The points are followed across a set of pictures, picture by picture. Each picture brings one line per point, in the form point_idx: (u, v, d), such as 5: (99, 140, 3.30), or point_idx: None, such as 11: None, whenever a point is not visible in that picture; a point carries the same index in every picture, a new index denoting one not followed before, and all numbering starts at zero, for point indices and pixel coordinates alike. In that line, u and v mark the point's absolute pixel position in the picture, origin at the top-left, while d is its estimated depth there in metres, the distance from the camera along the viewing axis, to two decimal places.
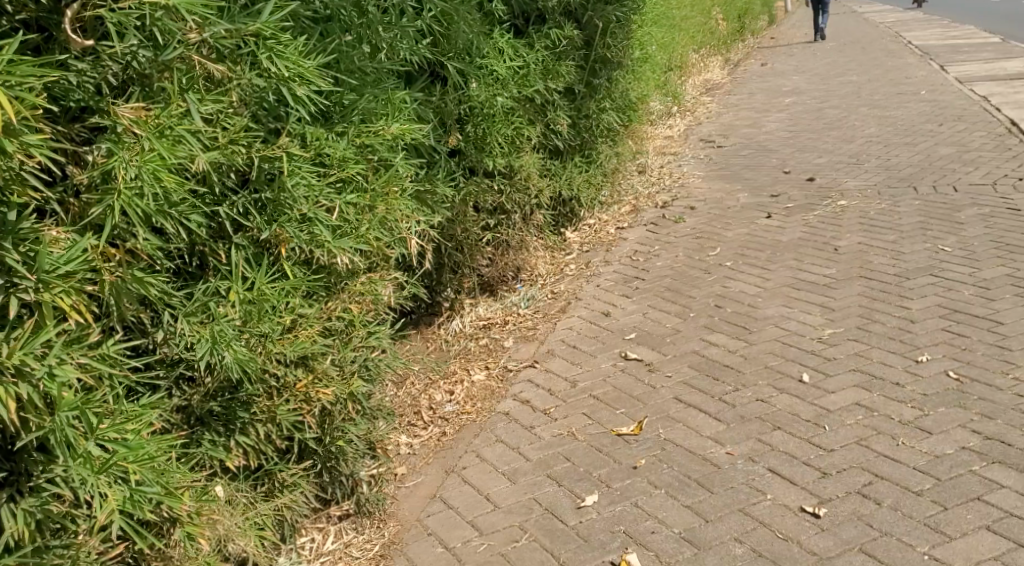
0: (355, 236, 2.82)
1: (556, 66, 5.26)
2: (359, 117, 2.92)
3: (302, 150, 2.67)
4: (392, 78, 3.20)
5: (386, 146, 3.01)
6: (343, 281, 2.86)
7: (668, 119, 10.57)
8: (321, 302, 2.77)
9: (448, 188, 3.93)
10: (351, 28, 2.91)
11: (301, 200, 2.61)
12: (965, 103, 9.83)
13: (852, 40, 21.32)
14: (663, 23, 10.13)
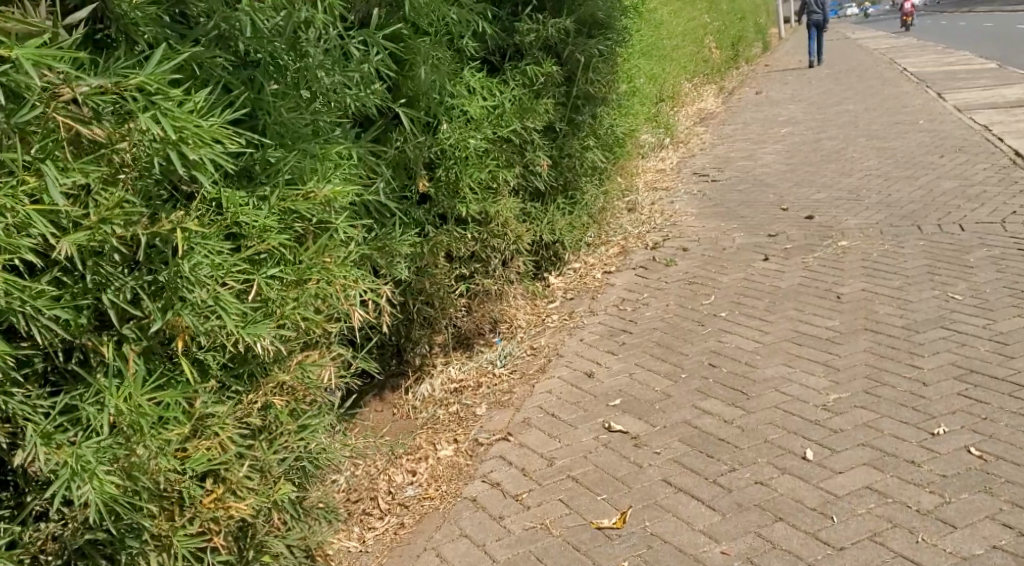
0: (278, 317, 2.57)
1: (535, 103, 4.95)
2: (286, 177, 2.64)
3: (208, 224, 2.35)
4: (334, 129, 2.93)
5: (321, 212, 2.70)
6: (268, 370, 2.62)
7: (660, 152, 10.27)
8: (241, 395, 2.54)
9: (405, 242, 3.63)
10: (284, 74, 2.66)
11: (202, 281, 2.29)
12: (967, 133, 9.54)
13: (847, 67, 21.13)
14: (653, 54, 9.86)
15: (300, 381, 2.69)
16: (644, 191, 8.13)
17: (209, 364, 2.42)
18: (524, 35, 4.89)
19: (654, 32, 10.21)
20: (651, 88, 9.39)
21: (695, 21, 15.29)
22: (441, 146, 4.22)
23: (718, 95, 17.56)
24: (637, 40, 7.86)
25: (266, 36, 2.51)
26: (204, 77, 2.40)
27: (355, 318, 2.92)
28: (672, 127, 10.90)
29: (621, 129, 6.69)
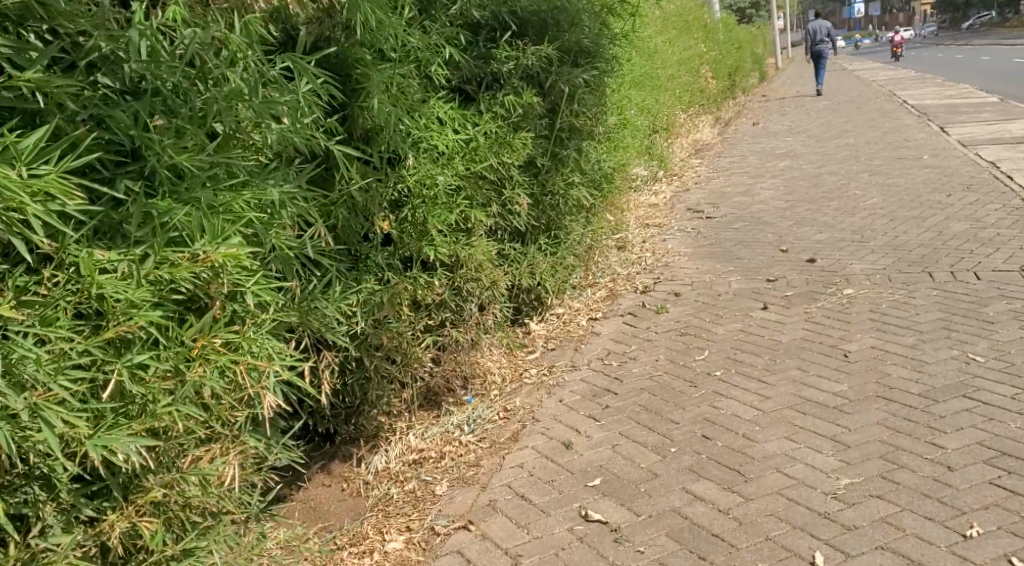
0: (143, 423, 2.31)
1: (512, 137, 4.53)
2: (172, 234, 2.40)
3: (49, 299, 2.13)
4: (251, 172, 2.65)
5: (207, 278, 2.45)
6: (134, 489, 2.37)
7: (653, 185, 9.90)
8: (100, 518, 2.31)
9: (339, 308, 3.25)
10: (184, 106, 2.42)
11: (27, 370, 2.03)
12: (973, 171, 9.19)
13: (847, 98, 20.87)
14: (645, 85, 9.52)
15: (185, 496, 2.47)
16: (635, 228, 7.73)
17: (55, 477, 2.15)
18: (501, 63, 4.51)
19: (647, 61, 9.87)
20: (644, 119, 9.04)
21: (690, 50, 14.99)
22: (406, 183, 3.77)
23: (714, 126, 17.24)
24: (628, 70, 7.51)
25: (165, 59, 2.34)
26: (64, 110, 2.19)
27: (265, 403, 2.70)
28: (666, 160, 10.53)
29: (610, 164, 6.30)
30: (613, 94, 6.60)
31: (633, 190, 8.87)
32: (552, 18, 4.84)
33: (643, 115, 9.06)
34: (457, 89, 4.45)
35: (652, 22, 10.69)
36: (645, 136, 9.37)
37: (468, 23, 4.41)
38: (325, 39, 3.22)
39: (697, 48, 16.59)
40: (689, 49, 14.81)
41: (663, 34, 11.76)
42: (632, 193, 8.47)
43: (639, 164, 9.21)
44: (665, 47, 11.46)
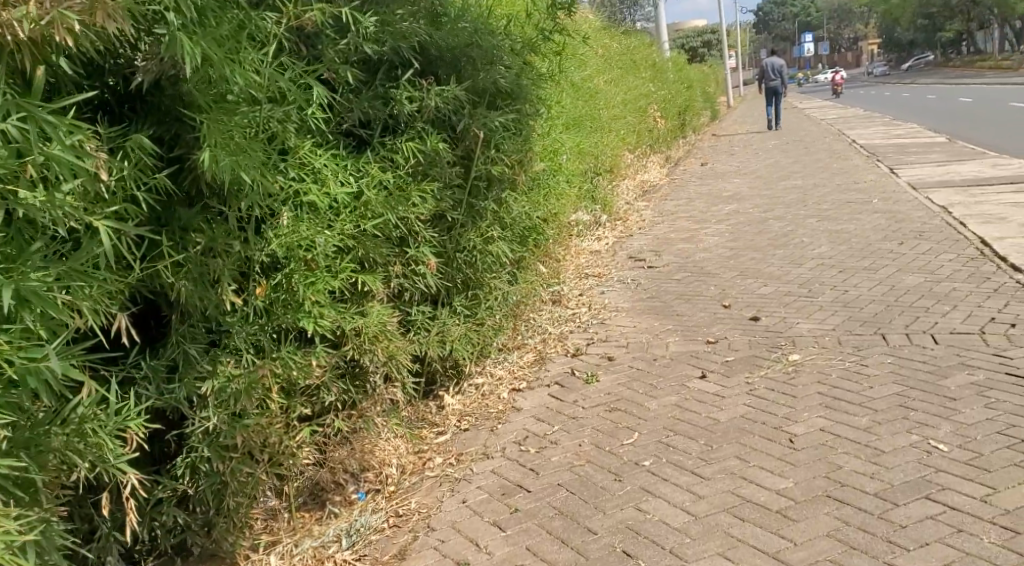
0: None
1: (411, 188, 3.96)
2: None
3: None
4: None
5: None
6: None
7: (594, 229, 9.37)
8: None
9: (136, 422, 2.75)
10: None
11: None
12: (924, 216, 8.92)
13: (796, 137, 20.78)
14: (583, 126, 9.06)
15: None
16: (571, 279, 7.18)
17: None
18: (402, 105, 3.98)
19: (586, 102, 9.44)
20: (582, 163, 8.55)
21: (636, 89, 14.63)
22: (276, 247, 3.28)
23: (663, 166, 16.87)
24: (562, 113, 7.05)
25: None
26: None
27: None
28: (608, 203, 10.04)
29: (538, 215, 5.77)
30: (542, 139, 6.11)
31: (571, 236, 8.34)
32: (463, 55, 4.37)
33: (582, 158, 8.58)
34: (349, 133, 3.91)
35: (591, 60, 10.30)
36: (584, 180, 8.89)
37: (359, 60, 3.92)
38: (167, 80, 2.76)
39: (644, 86, 16.28)
40: (635, 88, 14.46)
41: (605, 73, 11.37)
42: (569, 239, 7.93)
43: (578, 207, 8.68)
44: (607, 87, 11.06)
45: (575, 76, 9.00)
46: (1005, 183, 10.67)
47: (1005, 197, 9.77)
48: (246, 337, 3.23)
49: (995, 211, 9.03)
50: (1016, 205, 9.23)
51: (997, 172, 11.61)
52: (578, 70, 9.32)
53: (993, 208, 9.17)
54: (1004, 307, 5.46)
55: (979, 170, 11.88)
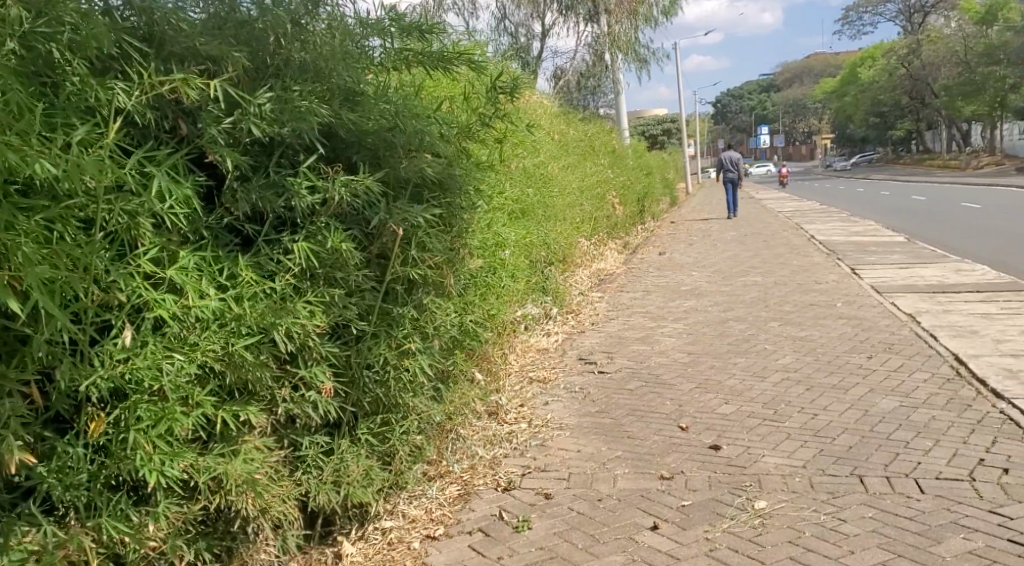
0: None
1: (292, 299, 3.29)
2: None
3: None
4: None
5: None
6: None
7: (543, 323, 8.69)
8: None
9: None
10: None
11: None
12: (891, 325, 8.42)
13: (755, 229, 20.53)
14: (533, 215, 8.48)
15: None
16: (513, 384, 6.45)
17: None
18: (302, 197, 3.31)
19: (538, 189, 8.87)
20: (531, 254, 7.92)
21: (594, 175, 14.19)
22: (106, 377, 2.59)
23: (621, 253, 16.36)
24: (506, 202, 6.44)
25: None
26: None
27: None
28: (559, 296, 9.40)
29: (472, 320, 5.08)
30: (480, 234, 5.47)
31: (517, 334, 7.64)
32: (381, 140, 3.74)
33: (531, 249, 7.96)
34: (231, 229, 3.31)
35: (545, 146, 9.80)
36: (532, 271, 8.25)
37: (249, 141, 3.26)
38: None
39: (603, 173, 15.87)
40: (592, 174, 14.02)
41: (561, 158, 10.87)
42: (513, 338, 7.23)
43: (525, 302, 8.00)
44: (561, 174, 10.55)
45: (524, 162, 8.45)
46: (972, 290, 10.25)
47: (973, 306, 9.32)
48: (68, 495, 2.58)
49: (965, 322, 8.54)
50: (986, 316, 8.76)
51: (961, 277, 11.22)
52: (530, 155, 8.78)
53: (962, 319, 8.68)
54: (991, 446, 4.85)
55: (943, 274, 11.48)
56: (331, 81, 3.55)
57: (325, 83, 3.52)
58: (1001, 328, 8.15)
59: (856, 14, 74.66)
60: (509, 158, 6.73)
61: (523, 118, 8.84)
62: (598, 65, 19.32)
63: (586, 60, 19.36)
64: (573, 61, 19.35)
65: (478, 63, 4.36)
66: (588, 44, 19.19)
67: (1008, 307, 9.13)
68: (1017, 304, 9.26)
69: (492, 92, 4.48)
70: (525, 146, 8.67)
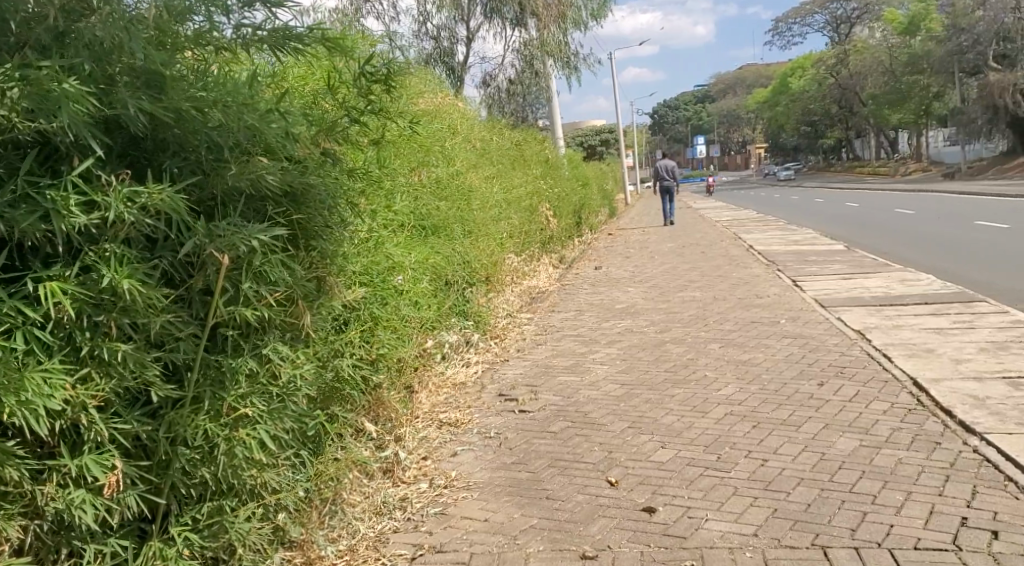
0: None
1: (38, 381, 2.44)
2: None
3: None
4: None
5: None
6: None
7: (463, 352, 7.78)
8: None
9: None
10: None
11: None
12: (839, 344, 7.71)
13: (692, 239, 19.94)
14: (444, 230, 7.60)
15: None
16: (419, 429, 5.53)
17: None
18: (74, 219, 2.50)
19: (452, 201, 8.01)
20: (443, 274, 7.05)
21: (523, 186, 13.37)
22: None
23: (555, 269, 15.53)
24: (403, 215, 5.62)
25: None
26: None
27: None
28: (481, 319, 8.51)
29: (352, 363, 4.20)
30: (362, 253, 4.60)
31: (429, 365, 6.72)
32: (200, 141, 2.95)
33: (442, 269, 7.09)
34: None
35: (462, 153, 8.95)
36: (446, 292, 7.38)
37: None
38: None
39: (533, 183, 15.07)
40: (521, 185, 13.20)
41: (482, 167, 10.04)
42: (422, 372, 6.31)
43: (440, 326, 7.12)
44: (482, 184, 9.72)
45: (431, 171, 7.60)
46: (919, 302, 9.61)
47: (923, 320, 8.65)
48: None
49: (916, 338, 7.85)
50: (939, 331, 8.11)
51: (906, 288, 10.60)
52: (440, 163, 7.94)
53: (913, 335, 8.00)
54: (972, 500, 4.10)
55: (886, 285, 10.86)
56: (124, 61, 2.78)
57: (115, 64, 2.76)
58: (956, 345, 7.46)
59: (785, 25, 75.64)
60: (402, 163, 5.90)
61: (430, 122, 7.99)
62: (526, 72, 18.59)
63: (514, 66, 18.62)
64: (501, 68, 18.58)
65: (337, 43, 3.53)
66: (516, 50, 18.46)
67: (960, 321, 8.48)
68: (969, 317, 8.62)
69: (358, 80, 3.66)
70: (433, 154, 7.82)
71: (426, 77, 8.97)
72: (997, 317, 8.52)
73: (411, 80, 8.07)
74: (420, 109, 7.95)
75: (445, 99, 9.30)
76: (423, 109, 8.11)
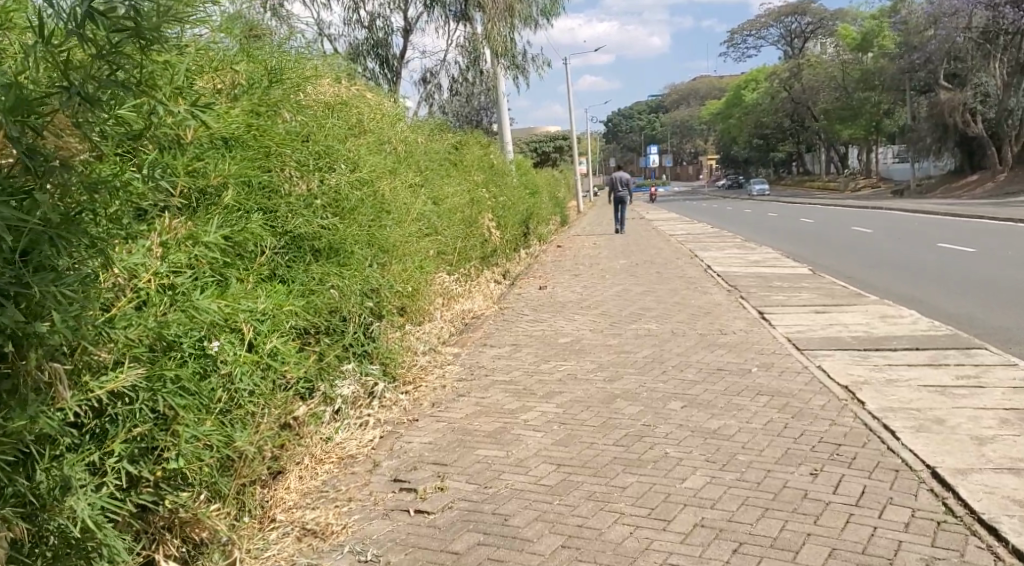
0: None
1: None
2: None
3: None
4: None
5: None
6: None
7: (360, 406, 6.24)
8: None
9: None
10: None
11: None
12: (828, 407, 6.24)
13: (645, 255, 18.55)
14: (334, 249, 6.09)
15: None
16: (264, 546, 3.99)
17: None
18: None
19: (350, 211, 6.51)
20: (317, 304, 5.57)
21: (458, 196, 11.80)
22: None
23: (495, 287, 13.96)
24: (248, 237, 4.21)
25: None
26: None
27: None
28: (395, 359, 6.97)
29: (93, 497, 2.99)
30: (145, 303, 3.27)
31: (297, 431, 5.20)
32: None
33: (318, 298, 5.61)
34: None
35: (373, 153, 7.41)
36: (326, 327, 5.88)
37: None
38: None
39: (472, 191, 13.51)
40: (456, 194, 11.62)
41: (405, 174, 8.46)
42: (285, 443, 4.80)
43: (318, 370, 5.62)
44: (404, 190, 8.17)
45: (318, 174, 6.10)
46: (909, 348, 8.15)
47: (919, 373, 7.18)
48: None
49: (917, 400, 6.36)
50: (942, 390, 6.68)
51: (890, 328, 9.15)
52: (339, 164, 6.44)
53: (913, 395, 6.51)
54: None
55: (867, 324, 9.40)
56: None
57: None
58: (968, 413, 5.99)
59: (740, 36, 75.04)
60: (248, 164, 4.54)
61: (322, 116, 6.46)
62: (469, 70, 17.05)
63: (458, 63, 17.06)
64: (443, 64, 16.99)
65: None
66: (459, 45, 16.92)
67: (964, 376, 7.00)
68: (973, 370, 7.16)
69: (78, 8, 2.59)
70: (327, 155, 6.30)
71: (333, 61, 7.43)
72: (1006, 372, 7.09)
73: (303, 61, 6.56)
74: (310, 95, 6.45)
75: (355, 89, 7.75)
76: (317, 98, 6.57)
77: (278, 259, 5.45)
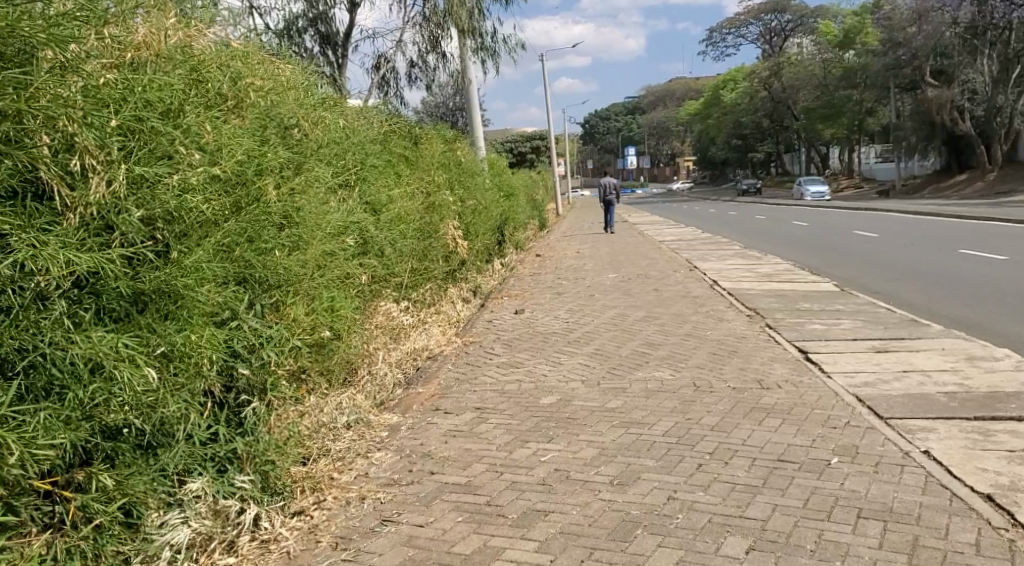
0: None
1: None
2: None
3: None
4: None
5: None
6: None
7: (211, 554, 3.92)
8: None
9: None
10: None
11: None
12: (989, 552, 3.80)
13: (637, 267, 16.14)
14: (158, 297, 3.73)
15: None
16: None
17: None
18: None
19: (202, 231, 4.10)
20: (62, 413, 3.23)
21: (409, 201, 9.26)
22: None
23: (461, 311, 11.50)
24: None
25: None
26: None
27: None
28: (287, 456, 4.56)
29: None
30: None
31: None
32: None
33: (85, 404, 3.32)
34: None
35: (258, 138, 4.94)
36: (123, 435, 3.56)
37: None
38: None
39: (429, 194, 11.02)
40: (407, 199, 9.14)
41: (319, 172, 5.94)
42: None
43: (60, 542, 3.33)
44: (314, 194, 5.67)
45: (132, 167, 3.63)
46: None
47: None
48: None
49: None
50: None
51: (993, 381, 6.66)
52: (187, 151, 3.99)
53: None
54: None
55: (957, 374, 6.91)
56: None
57: None
58: None
59: (721, 34, 72.93)
60: None
61: (154, 73, 4.02)
62: (429, 53, 14.56)
63: (415, 44, 14.57)
64: (398, 47, 14.50)
65: None
66: (416, 24, 14.44)
67: None
68: None
69: None
70: (159, 138, 3.86)
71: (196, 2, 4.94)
72: None
73: None
74: (128, 41, 3.98)
75: (240, 48, 5.28)
76: (149, 47, 4.13)
77: (37, 328, 3.19)
